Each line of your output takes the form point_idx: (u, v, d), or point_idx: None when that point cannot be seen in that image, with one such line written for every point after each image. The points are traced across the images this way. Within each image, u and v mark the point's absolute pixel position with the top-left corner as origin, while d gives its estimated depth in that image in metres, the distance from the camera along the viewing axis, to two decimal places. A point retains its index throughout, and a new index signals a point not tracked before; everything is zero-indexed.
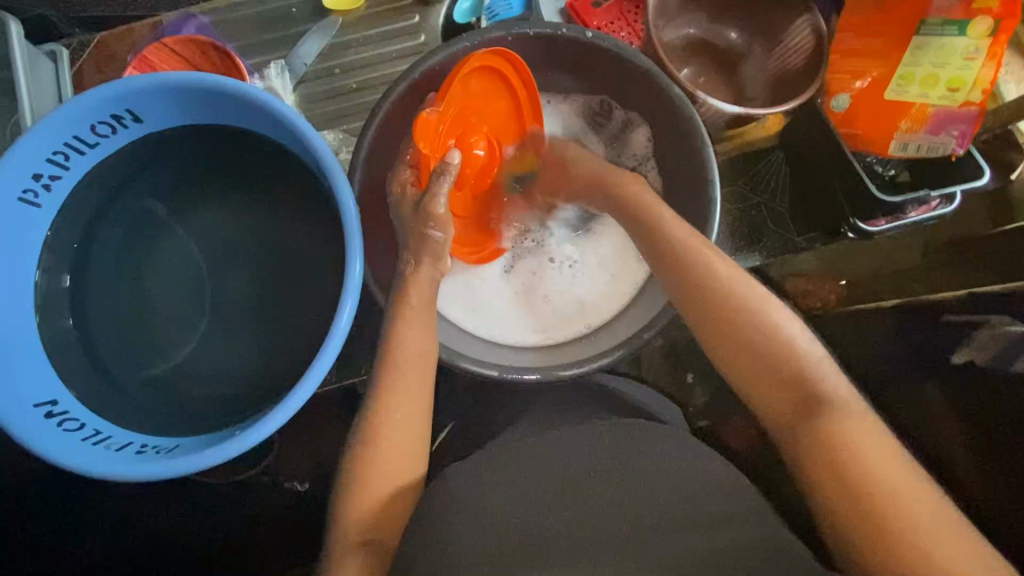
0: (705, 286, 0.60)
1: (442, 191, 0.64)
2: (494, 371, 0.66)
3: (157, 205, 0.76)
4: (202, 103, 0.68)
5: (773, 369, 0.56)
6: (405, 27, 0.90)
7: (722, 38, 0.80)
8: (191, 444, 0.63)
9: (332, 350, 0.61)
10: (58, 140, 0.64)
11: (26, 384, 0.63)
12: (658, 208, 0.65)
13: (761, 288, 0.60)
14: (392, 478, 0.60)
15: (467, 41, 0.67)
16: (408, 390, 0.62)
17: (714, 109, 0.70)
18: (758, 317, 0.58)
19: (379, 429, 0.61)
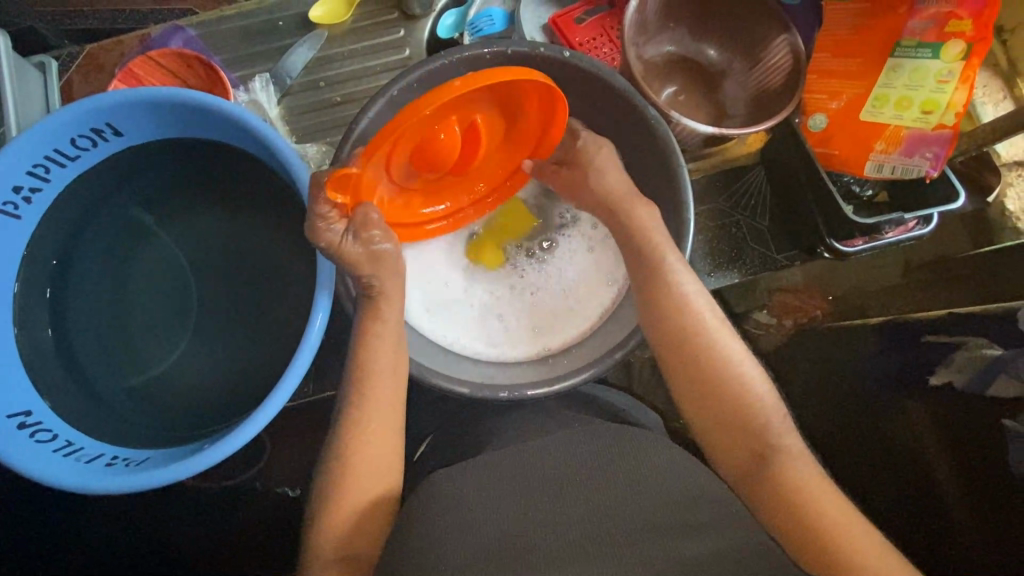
0: (673, 318, 0.63)
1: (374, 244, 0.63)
2: (464, 389, 0.65)
3: (138, 217, 0.77)
4: (182, 117, 0.69)
5: (736, 420, 0.60)
6: (390, 41, 0.90)
7: (702, 56, 0.80)
8: (163, 456, 0.64)
9: (301, 365, 0.62)
10: (38, 153, 0.65)
11: (2, 395, 0.64)
12: (641, 233, 0.67)
13: (737, 341, 0.63)
14: (364, 493, 0.60)
15: (445, 59, 0.67)
16: (380, 405, 0.63)
17: (689, 128, 0.71)
18: (729, 367, 0.61)
19: (346, 444, 0.61)
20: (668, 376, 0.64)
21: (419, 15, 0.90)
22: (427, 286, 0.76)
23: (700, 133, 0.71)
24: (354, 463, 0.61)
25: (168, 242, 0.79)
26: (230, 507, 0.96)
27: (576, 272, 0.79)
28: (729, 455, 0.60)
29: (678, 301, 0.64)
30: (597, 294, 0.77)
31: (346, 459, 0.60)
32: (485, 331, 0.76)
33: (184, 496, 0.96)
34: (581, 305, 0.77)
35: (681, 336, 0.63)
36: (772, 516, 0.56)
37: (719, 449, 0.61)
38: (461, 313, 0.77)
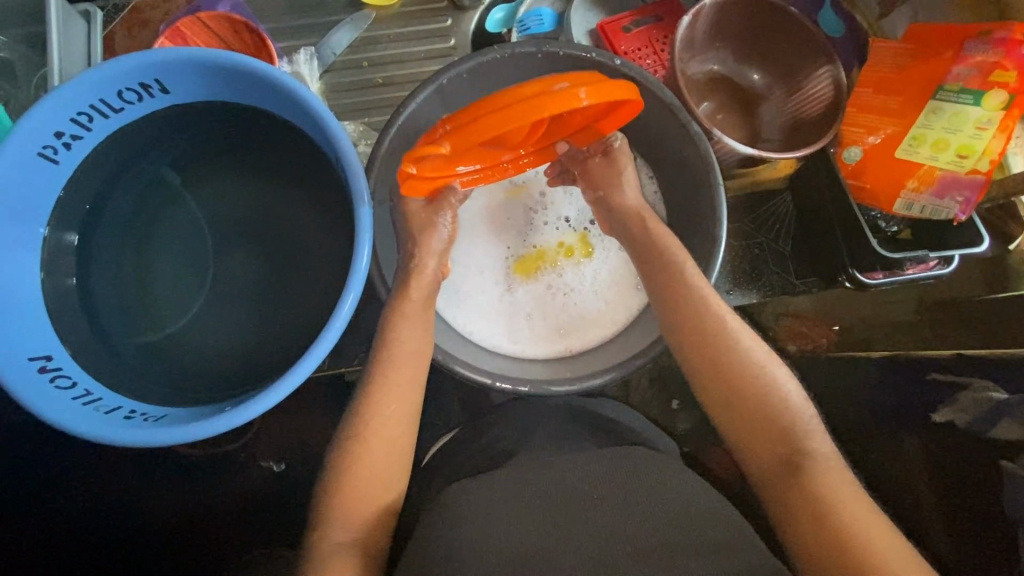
0: (700, 335, 0.64)
1: (442, 226, 0.70)
2: (487, 379, 0.66)
3: (171, 173, 0.77)
4: (230, 81, 0.70)
5: (760, 425, 0.62)
6: (436, 29, 0.91)
7: (744, 78, 0.82)
8: (178, 415, 0.64)
9: (328, 340, 0.62)
10: (84, 101, 0.65)
11: (23, 337, 0.64)
12: (676, 253, 0.67)
13: (762, 346, 0.65)
14: (376, 473, 0.61)
15: (497, 54, 0.68)
16: (403, 388, 0.63)
17: (728, 147, 0.72)
18: (756, 371, 0.63)
19: (367, 424, 0.62)
20: (695, 384, 0.65)
21: (468, 6, 0.90)
22: (461, 265, 0.77)
23: (739, 153, 0.72)
24: (371, 441, 0.61)
25: (192, 204, 0.78)
26: (224, 475, 0.96)
27: (608, 281, 0.78)
28: (759, 463, 0.62)
29: (712, 318, 0.64)
30: (625, 307, 0.77)
31: (363, 437, 0.61)
32: (507, 321, 0.76)
33: (177, 457, 0.96)
34: (604, 314, 0.77)
35: (705, 338, 0.64)
36: (802, 532, 0.56)
37: (749, 455, 0.63)
38: (485, 301, 0.77)
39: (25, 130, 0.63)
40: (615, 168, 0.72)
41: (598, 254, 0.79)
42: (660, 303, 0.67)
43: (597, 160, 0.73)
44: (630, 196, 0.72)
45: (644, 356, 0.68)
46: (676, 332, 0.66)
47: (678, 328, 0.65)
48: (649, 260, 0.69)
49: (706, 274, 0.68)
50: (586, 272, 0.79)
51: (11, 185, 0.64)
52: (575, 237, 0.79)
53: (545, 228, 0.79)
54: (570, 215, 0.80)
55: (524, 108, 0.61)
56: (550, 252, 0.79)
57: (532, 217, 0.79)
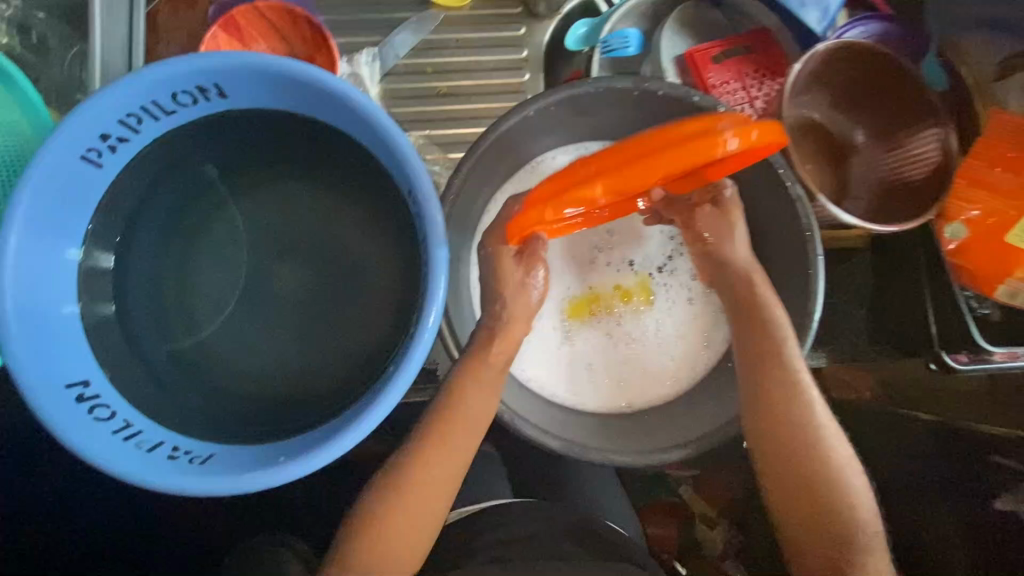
0: (785, 423, 0.60)
1: (539, 282, 0.65)
2: (555, 445, 0.62)
3: (215, 174, 0.70)
4: (296, 94, 0.63)
5: (821, 525, 0.59)
6: (509, 37, 0.84)
7: (838, 128, 0.77)
8: (223, 459, 0.60)
9: (400, 386, 0.58)
10: (135, 102, 0.60)
11: (61, 361, 0.59)
12: (778, 329, 0.62)
13: (845, 445, 0.61)
14: (407, 530, 0.60)
15: (591, 86, 0.63)
16: (455, 448, 0.60)
17: (829, 214, 0.67)
18: (831, 472, 0.59)
19: (411, 482, 0.60)
20: (762, 469, 0.62)
21: (545, 15, 0.84)
22: None
23: (840, 221, 0.67)
24: (410, 503, 0.59)
25: (235, 215, 0.72)
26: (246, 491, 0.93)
27: (672, 333, 0.73)
28: (807, 561, 0.59)
29: (801, 409, 0.61)
30: (688, 364, 0.73)
31: (404, 497, 0.59)
32: (568, 371, 0.72)
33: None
34: (669, 370, 0.72)
35: (788, 428, 0.60)
36: None
37: (798, 549, 0.60)
38: (547, 347, 0.72)
39: (69, 131, 0.57)
40: (729, 228, 0.66)
41: (660, 302, 0.73)
42: (748, 378, 0.63)
43: (706, 210, 0.66)
44: (743, 251, 0.65)
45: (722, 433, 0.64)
46: (759, 413, 0.61)
47: (762, 409, 0.61)
48: (746, 327, 0.64)
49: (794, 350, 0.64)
50: (647, 321, 0.73)
51: (51, 190, 0.58)
52: (638, 281, 0.73)
53: (606, 270, 0.73)
54: (636, 258, 0.74)
55: (686, 153, 0.58)
56: (607, 295, 0.73)
57: (594, 257, 0.73)
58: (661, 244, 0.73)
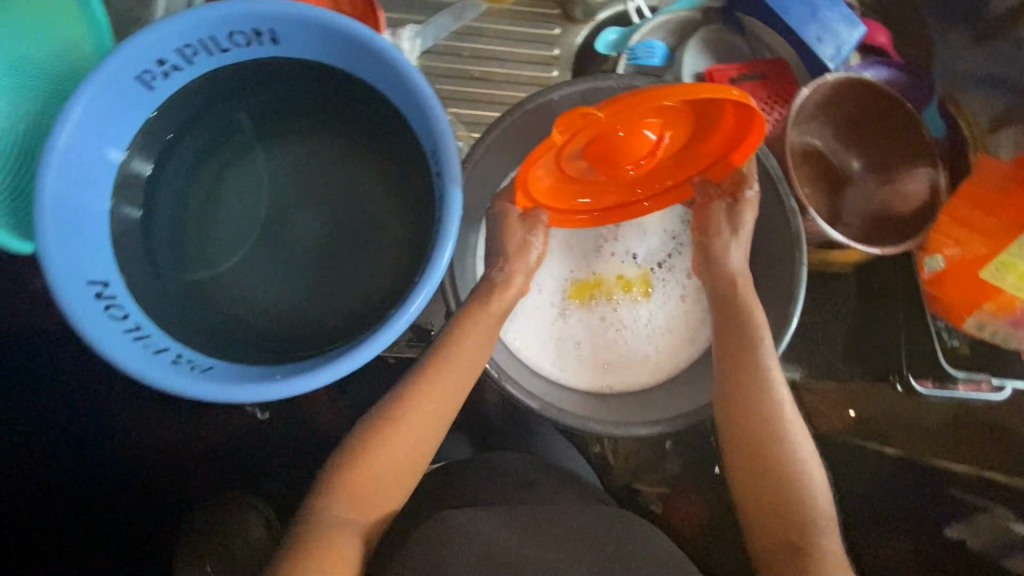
0: (752, 410, 0.64)
1: (535, 245, 0.70)
2: (534, 404, 0.66)
3: (246, 119, 0.74)
4: (342, 50, 0.68)
5: (781, 517, 0.62)
6: (544, 36, 0.90)
7: (837, 158, 0.81)
8: (223, 372, 0.63)
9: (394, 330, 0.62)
10: (194, 35, 0.64)
11: (87, 259, 0.63)
12: (752, 324, 0.67)
13: (808, 439, 0.65)
14: (389, 468, 0.61)
15: (614, 81, 0.69)
16: (441, 394, 0.64)
17: (819, 230, 0.71)
18: (798, 475, 0.63)
19: (396, 420, 0.62)
20: (727, 454, 0.66)
21: (580, 20, 0.90)
22: None
23: (828, 238, 0.72)
24: (395, 443, 0.62)
25: (260, 162, 0.75)
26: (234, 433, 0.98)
27: (661, 325, 0.78)
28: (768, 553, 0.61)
29: (768, 398, 0.64)
30: (672, 356, 0.77)
31: (389, 438, 0.62)
32: (557, 346, 0.76)
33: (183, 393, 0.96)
34: (652, 359, 0.77)
35: (762, 429, 0.64)
36: None
37: (762, 546, 0.63)
38: (541, 320, 0.77)
39: (129, 49, 0.62)
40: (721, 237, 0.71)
41: (657, 295, 0.79)
42: (721, 367, 0.67)
43: (722, 205, 0.71)
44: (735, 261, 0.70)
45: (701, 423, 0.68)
46: (727, 399, 0.66)
47: (730, 395, 0.65)
48: (725, 319, 0.68)
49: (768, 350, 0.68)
50: (640, 311, 0.78)
51: (104, 100, 0.63)
52: (638, 273, 0.78)
53: (609, 259, 0.78)
54: (639, 252, 0.79)
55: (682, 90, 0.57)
56: (607, 282, 0.78)
57: (600, 245, 0.79)
58: (663, 242, 0.79)
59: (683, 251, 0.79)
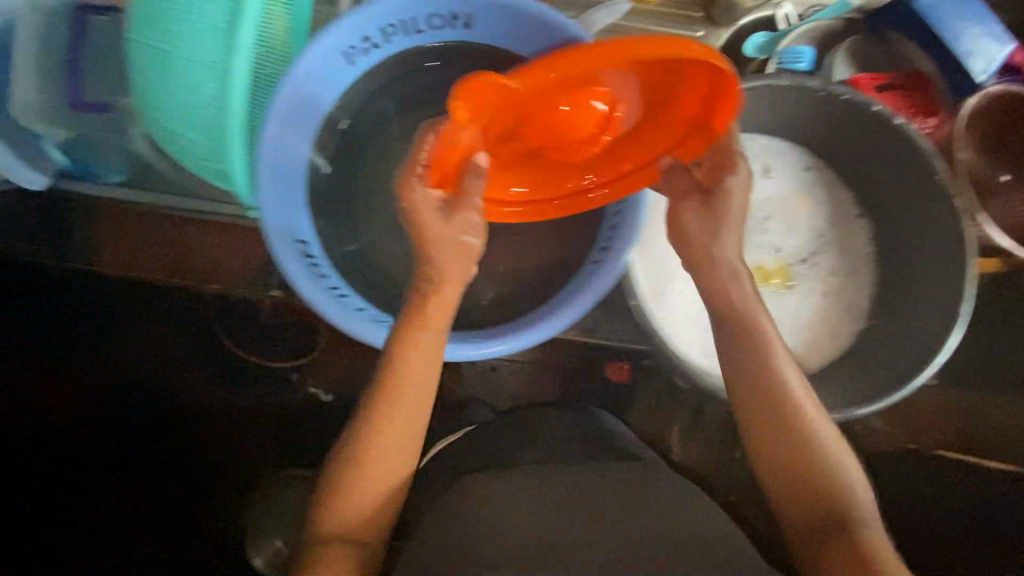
0: (771, 431, 0.57)
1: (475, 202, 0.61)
2: (713, 382, 0.70)
3: (392, 107, 0.76)
4: (530, 36, 0.71)
5: (831, 550, 0.52)
6: (687, 37, 0.93)
7: (983, 171, 0.87)
8: (414, 332, 0.69)
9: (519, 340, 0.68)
10: (399, 15, 0.69)
11: (292, 219, 0.68)
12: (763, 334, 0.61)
13: (859, 468, 0.57)
14: (377, 479, 0.57)
15: (784, 80, 0.70)
16: (404, 403, 0.58)
17: (987, 235, 0.78)
18: (847, 488, 0.55)
19: (384, 432, 0.58)
20: (769, 496, 0.58)
21: (723, 23, 0.92)
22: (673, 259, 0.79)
23: (995, 243, 0.79)
24: (386, 423, 0.58)
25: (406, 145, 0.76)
26: None
27: (806, 318, 0.80)
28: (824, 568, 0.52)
29: (801, 425, 0.57)
30: (817, 349, 0.80)
31: (384, 426, 0.58)
32: (707, 333, 0.79)
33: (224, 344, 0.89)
34: (799, 351, 0.79)
35: (787, 426, 0.57)
36: None
37: None
38: (692, 306, 0.79)
39: (346, 27, 0.66)
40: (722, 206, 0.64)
41: (800, 286, 0.81)
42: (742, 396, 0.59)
43: (694, 204, 0.65)
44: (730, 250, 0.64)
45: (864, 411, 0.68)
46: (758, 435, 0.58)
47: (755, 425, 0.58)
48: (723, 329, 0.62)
49: (930, 356, 0.69)
50: (786, 302, 0.80)
51: (320, 73, 0.67)
52: (781, 264, 0.81)
53: (755, 249, 0.81)
54: (783, 245, 0.81)
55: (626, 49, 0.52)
56: (751, 272, 0.80)
57: (745, 235, 0.81)
58: (807, 237, 0.81)
59: (826, 247, 0.82)
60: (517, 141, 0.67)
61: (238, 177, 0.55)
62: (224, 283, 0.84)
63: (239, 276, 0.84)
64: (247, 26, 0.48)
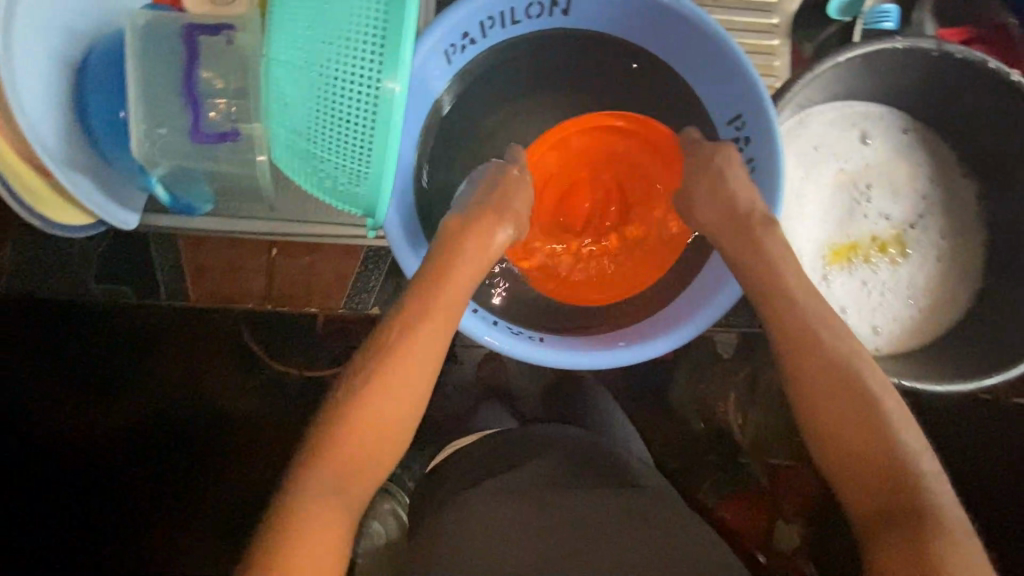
0: (805, 363, 0.55)
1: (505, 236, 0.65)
2: None
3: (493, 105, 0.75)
4: (633, 17, 0.69)
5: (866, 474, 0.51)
6: (763, 2, 0.87)
7: None
8: (556, 343, 0.68)
9: (628, 354, 0.64)
10: (500, 6, 0.65)
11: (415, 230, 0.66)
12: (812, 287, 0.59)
13: (893, 398, 0.54)
14: (358, 458, 0.51)
15: (897, 44, 0.68)
16: (401, 370, 0.54)
17: None
18: (884, 430, 0.52)
19: (366, 401, 0.52)
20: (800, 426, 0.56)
21: None
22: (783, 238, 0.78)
23: None
24: (359, 426, 0.51)
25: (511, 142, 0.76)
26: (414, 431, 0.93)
27: (920, 286, 0.80)
28: (883, 547, 0.47)
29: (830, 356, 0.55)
30: (933, 317, 0.79)
31: (350, 424, 0.51)
32: None
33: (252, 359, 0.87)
34: (916, 320, 0.79)
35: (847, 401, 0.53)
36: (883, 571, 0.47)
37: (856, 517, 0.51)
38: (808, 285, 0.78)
39: (449, 24, 0.62)
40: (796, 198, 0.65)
41: (911, 254, 0.81)
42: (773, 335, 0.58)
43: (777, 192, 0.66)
44: None
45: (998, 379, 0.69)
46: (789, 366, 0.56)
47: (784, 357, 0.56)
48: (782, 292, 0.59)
49: None
50: (897, 271, 0.80)
51: (424, 77, 0.65)
52: (889, 234, 0.80)
53: (864, 221, 0.80)
54: (890, 214, 0.81)
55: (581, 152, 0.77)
56: (862, 244, 0.80)
57: (853, 207, 0.80)
58: (913, 204, 0.81)
59: (933, 212, 0.81)
60: (569, 236, 0.77)
61: (374, 219, 0.54)
62: (322, 306, 0.79)
63: (329, 298, 0.79)
64: (400, 81, 0.47)
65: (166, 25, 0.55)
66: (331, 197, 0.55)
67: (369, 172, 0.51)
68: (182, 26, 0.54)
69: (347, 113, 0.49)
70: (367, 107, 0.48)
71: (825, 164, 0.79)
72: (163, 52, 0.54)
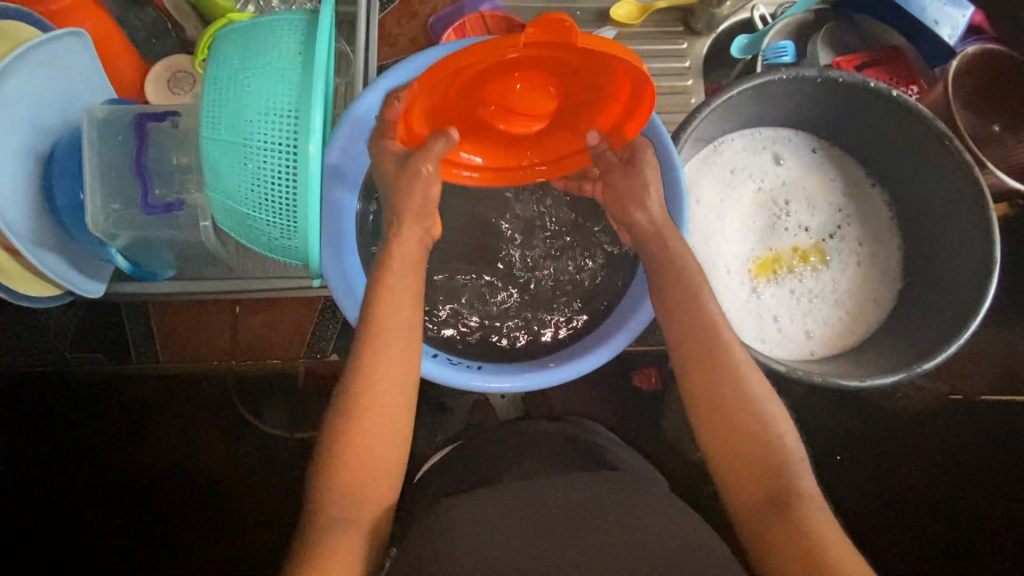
0: (709, 344, 0.65)
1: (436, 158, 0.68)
2: (783, 367, 0.70)
3: None
4: None
5: (750, 461, 0.61)
6: (673, 50, 0.97)
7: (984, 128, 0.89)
8: (494, 369, 0.73)
9: (557, 375, 0.70)
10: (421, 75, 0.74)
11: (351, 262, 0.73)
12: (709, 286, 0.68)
13: (772, 399, 0.64)
14: (367, 469, 0.60)
15: (783, 75, 0.76)
16: (387, 389, 0.61)
17: (995, 178, 0.80)
18: (772, 431, 0.62)
19: (357, 419, 0.60)
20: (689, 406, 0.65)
21: (705, 32, 0.97)
22: (709, 253, 0.83)
23: (1006, 185, 0.81)
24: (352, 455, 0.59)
25: None
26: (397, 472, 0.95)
27: (847, 289, 0.85)
28: (763, 531, 0.59)
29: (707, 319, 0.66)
30: (862, 318, 0.84)
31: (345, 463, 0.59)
32: (756, 319, 0.82)
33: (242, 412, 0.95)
34: (847, 321, 0.84)
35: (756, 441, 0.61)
36: (766, 546, 0.58)
37: (739, 502, 0.61)
38: (738, 297, 0.83)
39: (375, 95, 0.72)
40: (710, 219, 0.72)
41: (834, 261, 0.86)
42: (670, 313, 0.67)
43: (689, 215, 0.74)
44: None
45: (928, 365, 0.71)
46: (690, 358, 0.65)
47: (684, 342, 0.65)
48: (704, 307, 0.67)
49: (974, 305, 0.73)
50: (822, 278, 0.85)
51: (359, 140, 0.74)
52: (812, 243, 0.86)
53: (785, 234, 0.85)
54: (810, 225, 0.86)
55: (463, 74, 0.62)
56: (787, 255, 0.85)
57: (774, 223, 0.86)
58: (831, 214, 0.87)
59: (851, 220, 0.87)
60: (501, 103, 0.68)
61: (311, 264, 0.60)
62: (283, 358, 0.84)
63: (297, 349, 0.84)
64: (315, 139, 0.54)
65: (117, 117, 0.64)
66: (273, 250, 0.61)
67: (298, 223, 0.57)
68: (132, 117, 0.64)
69: (274, 174, 0.56)
70: (289, 166, 0.55)
71: (741, 186, 0.85)
72: (116, 140, 0.64)
